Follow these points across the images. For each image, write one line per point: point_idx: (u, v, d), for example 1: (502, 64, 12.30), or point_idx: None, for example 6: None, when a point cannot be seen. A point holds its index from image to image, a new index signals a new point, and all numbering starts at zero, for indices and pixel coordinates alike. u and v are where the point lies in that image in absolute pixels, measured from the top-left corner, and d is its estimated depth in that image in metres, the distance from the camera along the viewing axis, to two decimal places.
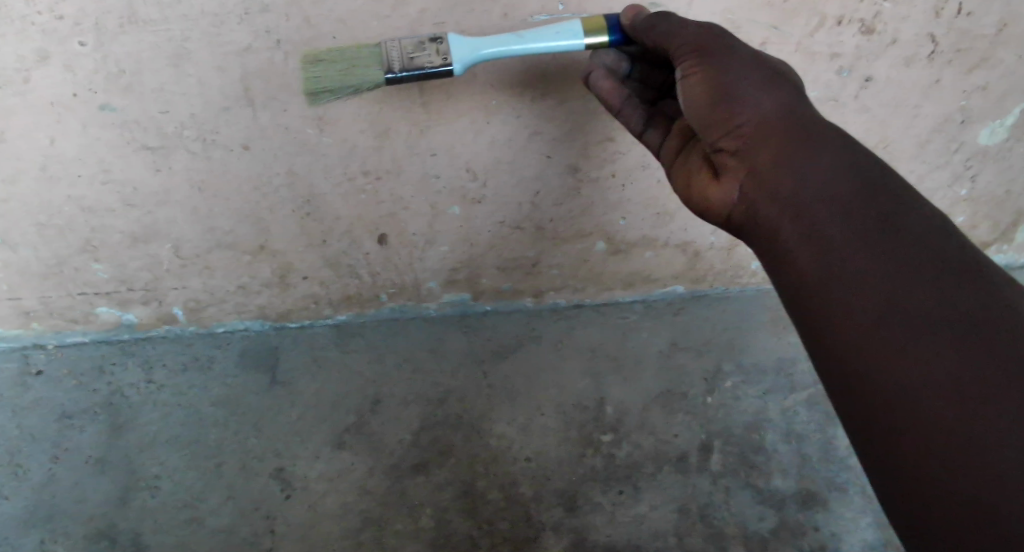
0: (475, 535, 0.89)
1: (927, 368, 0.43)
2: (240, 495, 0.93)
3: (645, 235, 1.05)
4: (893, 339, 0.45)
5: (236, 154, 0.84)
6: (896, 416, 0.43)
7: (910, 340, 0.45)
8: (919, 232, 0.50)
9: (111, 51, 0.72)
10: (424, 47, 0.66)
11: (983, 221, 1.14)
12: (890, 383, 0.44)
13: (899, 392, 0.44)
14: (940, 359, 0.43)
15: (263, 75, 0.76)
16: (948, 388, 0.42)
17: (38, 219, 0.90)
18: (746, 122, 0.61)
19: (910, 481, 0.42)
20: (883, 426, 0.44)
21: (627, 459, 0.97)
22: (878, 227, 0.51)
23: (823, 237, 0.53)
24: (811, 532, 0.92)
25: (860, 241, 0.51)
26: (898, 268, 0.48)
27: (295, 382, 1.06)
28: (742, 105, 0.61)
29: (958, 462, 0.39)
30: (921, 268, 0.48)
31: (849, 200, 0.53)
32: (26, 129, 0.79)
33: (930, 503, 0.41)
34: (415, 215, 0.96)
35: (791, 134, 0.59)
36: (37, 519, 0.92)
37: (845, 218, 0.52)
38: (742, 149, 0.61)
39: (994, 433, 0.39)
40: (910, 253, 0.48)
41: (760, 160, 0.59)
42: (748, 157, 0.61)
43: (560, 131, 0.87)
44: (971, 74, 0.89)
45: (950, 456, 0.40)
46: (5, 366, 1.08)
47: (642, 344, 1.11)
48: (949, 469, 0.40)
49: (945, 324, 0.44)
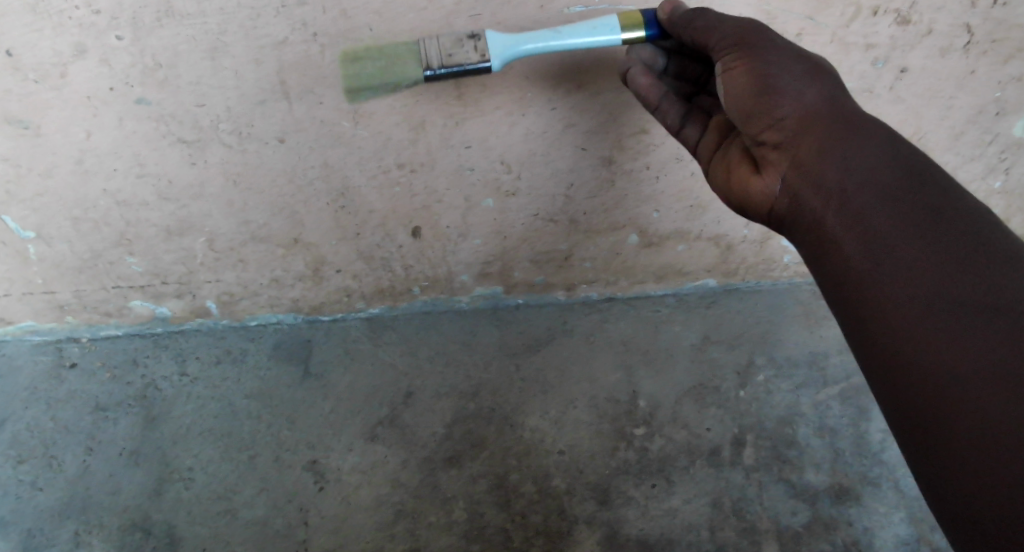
0: (508, 528, 0.89)
1: (967, 356, 0.43)
2: (274, 487, 0.94)
3: (678, 228, 1.05)
4: (920, 328, 0.46)
5: (271, 146, 0.85)
6: (921, 406, 0.45)
7: (936, 330, 0.45)
8: (964, 222, 0.49)
9: (147, 44, 0.72)
10: (463, 43, 0.66)
11: (1017, 213, 1.13)
12: (916, 370, 0.45)
13: (923, 381, 0.45)
14: (977, 349, 0.43)
15: (299, 68, 0.76)
16: (971, 378, 0.42)
17: (74, 212, 0.91)
18: (786, 114, 0.60)
19: (948, 471, 0.42)
20: (929, 415, 0.44)
21: (659, 453, 0.97)
22: (921, 218, 0.50)
23: (863, 228, 0.52)
24: (844, 528, 0.91)
25: (901, 231, 0.50)
26: (930, 257, 0.48)
27: (328, 374, 1.07)
28: (783, 97, 0.60)
29: (1002, 450, 0.39)
30: (964, 258, 0.47)
31: (890, 191, 0.53)
32: (63, 124, 0.80)
33: (975, 493, 0.40)
34: (448, 208, 0.96)
35: (832, 126, 0.58)
36: (73, 510, 0.93)
37: (877, 209, 0.52)
38: (783, 142, 0.60)
39: (1011, 425, 0.39)
40: (952, 243, 0.48)
41: (801, 152, 0.59)
42: (789, 150, 0.60)
43: (595, 123, 0.87)
44: (1006, 65, 0.87)
45: (995, 444, 0.39)
46: (40, 358, 1.09)
47: (675, 337, 1.11)
48: (995, 459, 0.39)
49: (975, 312, 0.45)
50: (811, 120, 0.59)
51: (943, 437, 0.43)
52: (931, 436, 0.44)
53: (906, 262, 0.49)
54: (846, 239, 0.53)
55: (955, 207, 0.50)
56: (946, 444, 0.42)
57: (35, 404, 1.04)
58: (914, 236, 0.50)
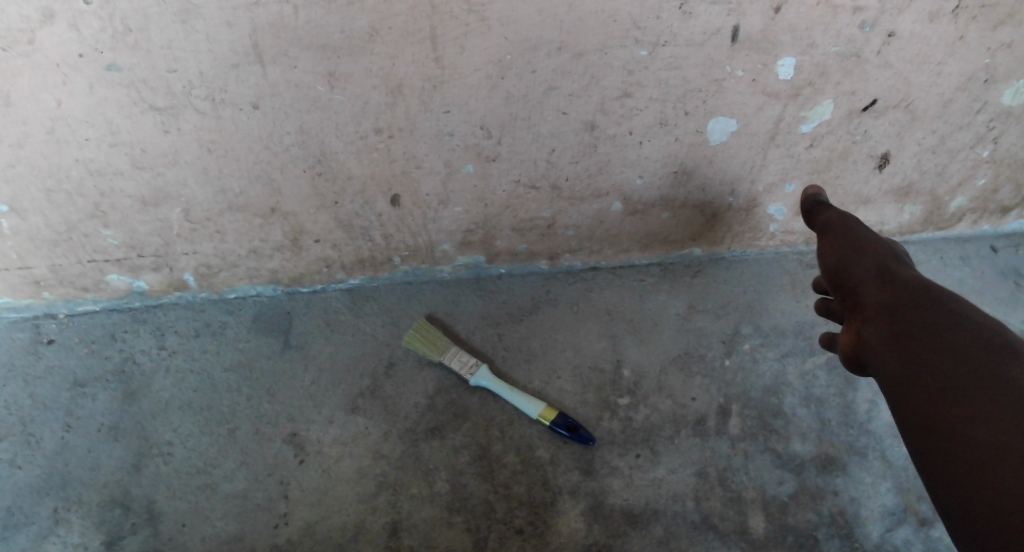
0: (492, 499, 0.88)
1: (956, 389, 0.56)
2: (254, 460, 0.92)
3: (662, 195, 1.04)
4: (919, 352, 0.60)
5: (246, 112, 0.83)
6: (947, 424, 0.55)
7: (932, 354, 0.59)
8: (942, 304, 0.63)
9: (116, 7, 0.70)
10: None
11: (1005, 183, 1.12)
12: (914, 387, 0.59)
13: (923, 393, 0.58)
14: (963, 385, 0.55)
15: (273, 30, 0.74)
16: (957, 405, 0.55)
17: (48, 184, 0.89)
18: (833, 249, 0.78)
19: (948, 477, 0.53)
20: (935, 440, 0.55)
21: (644, 422, 0.96)
22: (911, 304, 0.65)
23: (874, 315, 0.67)
24: (831, 497, 0.90)
25: (895, 313, 0.65)
26: (932, 313, 0.63)
27: (308, 345, 1.05)
28: (824, 237, 0.82)
29: (993, 459, 0.50)
30: (943, 326, 0.61)
31: (894, 290, 0.68)
32: (32, 91, 0.77)
33: (972, 497, 0.50)
34: (428, 174, 0.95)
35: (858, 250, 0.75)
36: (51, 487, 0.91)
37: (886, 300, 0.67)
38: (824, 270, 0.78)
39: (994, 436, 0.51)
40: (933, 317, 0.62)
41: (838, 272, 0.75)
42: (827, 274, 0.77)
43: (577, 86, 0.85)
44: (996, 31, 0.86)
45: (988, 455, 0.51)
46: (17, 335, 1.07)
47: (661, 307, 1.10)
48: (989, 467, 0.50)
49: (957, 358, 0.58)
50: (842, 228, 0.80)
51: (943, 442, 0.54)
52: (938, 461, 0.54)
53: (898, 332, 0.63)
54: (863, 326, 0.67)
55: (939, 296, 0.65)
56: (950, 445, 0.53)
57: (13, 382, 1.02)
58: (922, 300, 0.65)
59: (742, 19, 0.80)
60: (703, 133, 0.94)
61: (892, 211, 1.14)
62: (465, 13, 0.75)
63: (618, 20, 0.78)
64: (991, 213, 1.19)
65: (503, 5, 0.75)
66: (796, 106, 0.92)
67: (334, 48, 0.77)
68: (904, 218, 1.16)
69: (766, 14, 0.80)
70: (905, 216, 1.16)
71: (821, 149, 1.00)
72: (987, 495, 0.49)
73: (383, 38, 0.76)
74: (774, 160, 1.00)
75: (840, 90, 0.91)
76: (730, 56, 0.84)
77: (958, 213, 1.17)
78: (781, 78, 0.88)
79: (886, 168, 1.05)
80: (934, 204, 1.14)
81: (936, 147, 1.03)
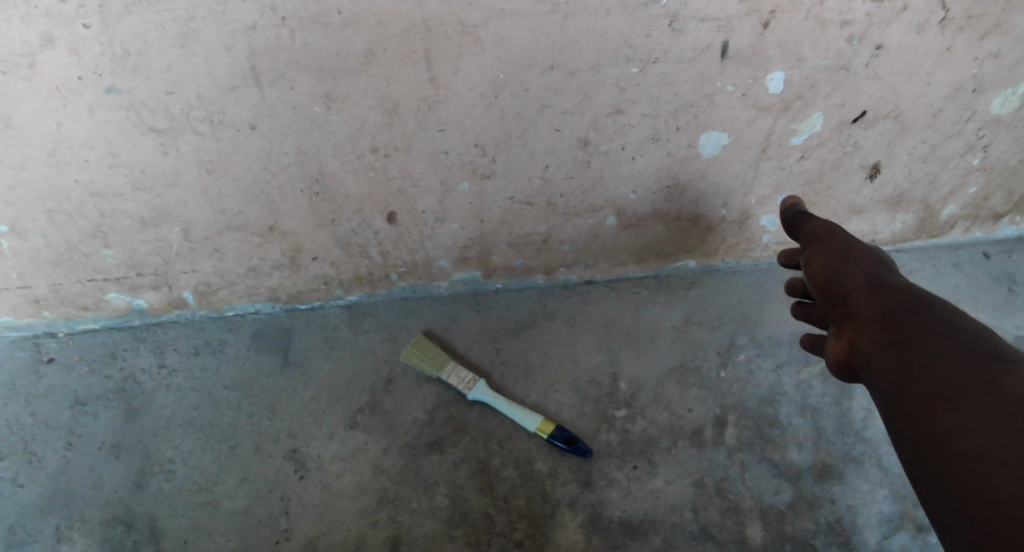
0: (491, 512, 0.89)
1: (952, 396, 0.56)
2: (255, 477, 0.93)
3: (657, 208, 1.05)
4: (916, 360, 0.61)
5: (244, 133, 0.84)
6: (945, 431, 0.55)
7: (930, 366, 0.59)
8: (934, 313, 0.64)
9: (117, 32, 0.71)
10: None
11: (996, 191, 1.14)
12: (912, 395, 0.59)
13: (921, 401, 0.58)
14: (959, 392, 0.56)
15: (271, 53, 0.75)
16: (954, 412, 0.55)
17: (48, 205, 0.89)
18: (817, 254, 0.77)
19: (948, 481, 0.53)
20: (933, 446, 0.56)
21: (642, 434, 0.97)
22: (904, 312, 0.65)
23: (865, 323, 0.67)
24: (827, 505, 0.90)
25: (887, 321, 0.65)
26: (928, 326, 0.62)
27: (308, 362, 1.06)
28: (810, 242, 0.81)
29: (989, 463, 0.51)
30: (937, 334, 0.62)
31: (886, 298, 0.67)
32: (35, 114, 0.78)
33: (971, 500, 0.51)
34: (425, 192, 0.96)
35: (843, 255, 0.75)
36: (54, 505, 0.92)
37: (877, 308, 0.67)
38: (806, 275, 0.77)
39: (990, 440, 0.52)
40: (925, 325, 0.63)
41: (821, 279, 0.74)
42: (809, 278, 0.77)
43: (571, 103, 0.86)
44: (984, 42, 0.87)
45: (985, 460, 0.51)
46: (17, 354, 1.08)
47: (656, 319, 1.11)
48: (987, 470, 0.51)
49: (952, 364, 0.58)
50: (827, 233, 0.80)
51: (941, 450, 0.55)
52: (937, 466, 0.55)
53: (892, 340, 0.63)
54: (854, 335, 0.67)
55: (931, 304, 0.65)
56: (948, 450, 0.54)
57: (14, 401, 1.03)
58: (914, 309, 0.65)
59: (731, 35, 0.81)
60: (696, 147, 0.95)
61: (884, 220, 1.15)
62: (458, 34, 0.76)
63: (609, 38, 0.79)
64: (983, 219, 1.20)
65: (496, 25, 0.76)
66: (786, 119, 0.94)
67: (331, 69, 0.78)
68: (897, 226, 1.17)
69: (756, 29, 0.81)
70: (898, 225, 1.17)
71: (812, 160, 1.01)
72: (986, 497, 0.50)
73: (380, 59, 0.77)
74: (766, 172, 1.02)
75: (830, 103, 0.93)
76: (720, 71, 0.85)
77: (950, 221, 1.19)
78: (771, 91, 0.89)
79: (878, 177, 1.07)
80: (926, 213, 1.16)
81: (927, 156, 1.04)
